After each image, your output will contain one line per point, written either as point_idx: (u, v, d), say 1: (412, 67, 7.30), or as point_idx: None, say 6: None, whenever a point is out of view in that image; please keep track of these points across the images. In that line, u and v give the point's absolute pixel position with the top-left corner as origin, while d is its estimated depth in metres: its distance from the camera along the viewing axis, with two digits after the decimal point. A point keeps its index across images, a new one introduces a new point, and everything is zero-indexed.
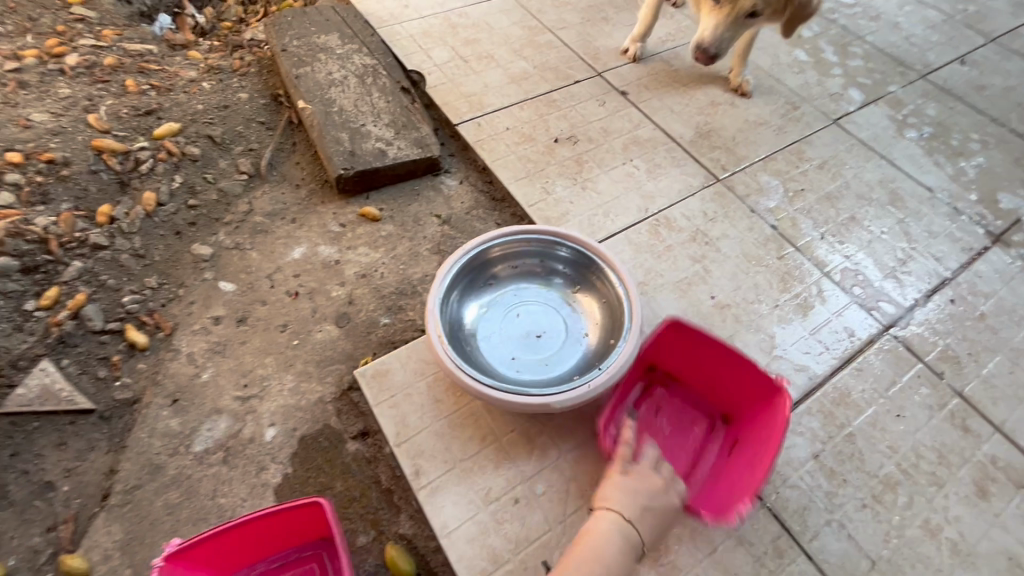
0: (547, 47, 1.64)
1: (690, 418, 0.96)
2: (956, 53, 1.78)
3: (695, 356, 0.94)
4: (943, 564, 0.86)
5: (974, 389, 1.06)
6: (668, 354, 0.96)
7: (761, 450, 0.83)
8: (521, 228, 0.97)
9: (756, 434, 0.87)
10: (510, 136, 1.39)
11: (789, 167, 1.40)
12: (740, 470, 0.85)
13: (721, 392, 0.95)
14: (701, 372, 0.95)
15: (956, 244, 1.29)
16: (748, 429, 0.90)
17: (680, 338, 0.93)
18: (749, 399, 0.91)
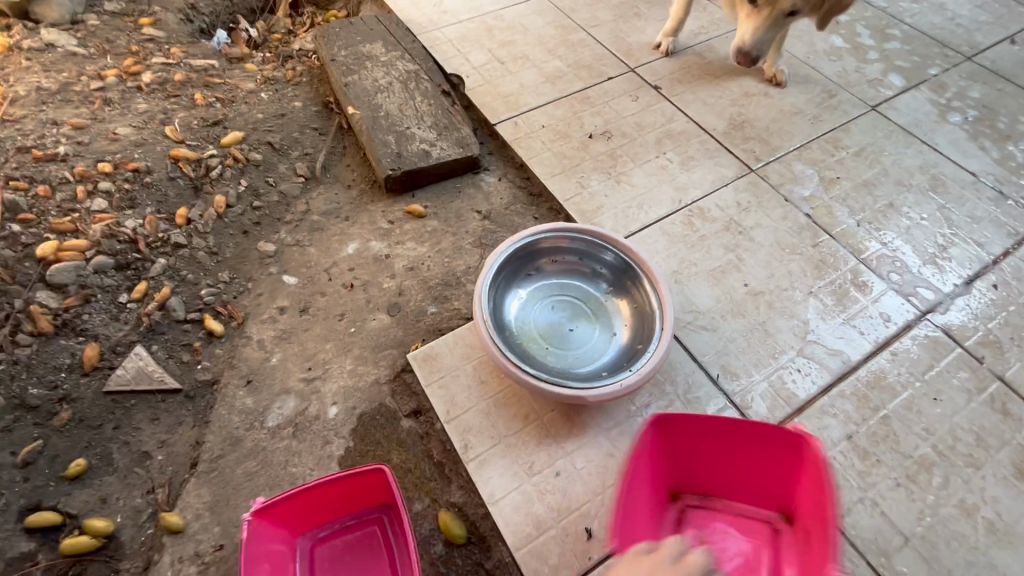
0: (580, 46, 1.68)
1: (741, 523, 0.90)
2: (1006, 32, 1.73)
3: (692, 450, 0.89)
4: (979, 542, 0.88)
5: (1016, 373, 1.06)
6: (677, 464, 0.90)
7: (819, 510, 0.78)
8: (567, 226, 1.03)
9: (803, 482, 0.83)
10: (545, 134, 1.45)
11: (825, 155, 1.40)
12: (819, 541, 0.78)
13: (750, 480, 0.89)
14: (715, 467, 0.90)
15: (1001, 229, 1.27)
16: (801, 501, 0.84)
17: (669, 441, 0.87)
18: (773, 467, 0.86)
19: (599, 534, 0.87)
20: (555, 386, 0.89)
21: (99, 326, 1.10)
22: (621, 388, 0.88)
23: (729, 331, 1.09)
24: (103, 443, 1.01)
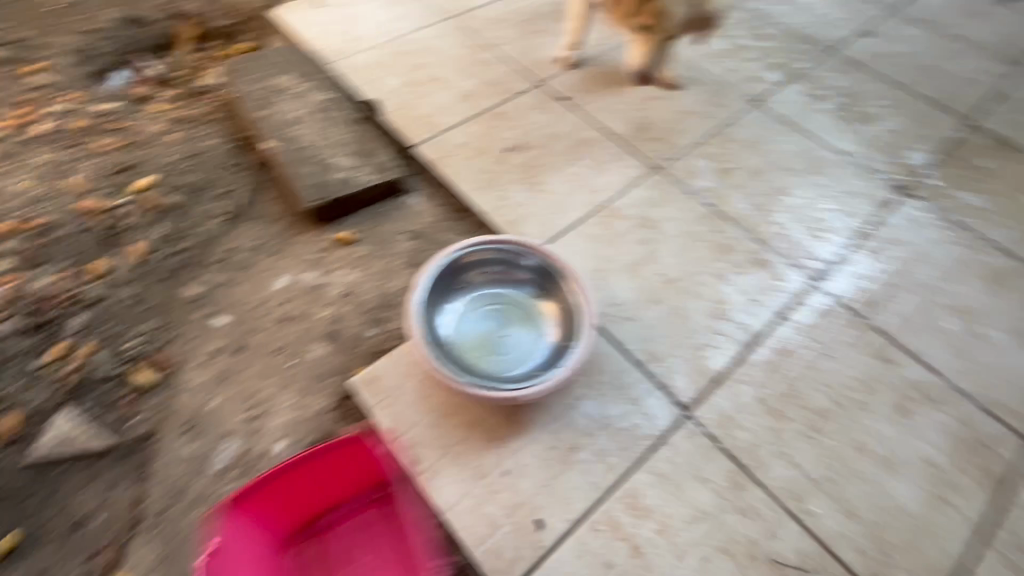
0: (490, 64, 1.76)
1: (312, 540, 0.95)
2: (862, 26, 1.97)
3: (305, 491, 0.92)
4: (873, 475, 1.01)
5: (892, 324, 1.21)
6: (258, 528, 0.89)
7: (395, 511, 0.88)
8: (491, 238, 1.08)
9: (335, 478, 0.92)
10: (464, 151, 1.51)
11: (719, 149, 1.55)
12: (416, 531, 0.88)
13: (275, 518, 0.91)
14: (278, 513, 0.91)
15: (870, 200, 1.45)
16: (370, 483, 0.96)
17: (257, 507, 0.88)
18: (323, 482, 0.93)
19: (549, 523, 0.93)
20: (494, 391, 0.94)
21: (17, 394, 1.08)
22: (552, 385, 0.95)
23: (649, 318, 1.19)
24: (34, 513, 0.98)
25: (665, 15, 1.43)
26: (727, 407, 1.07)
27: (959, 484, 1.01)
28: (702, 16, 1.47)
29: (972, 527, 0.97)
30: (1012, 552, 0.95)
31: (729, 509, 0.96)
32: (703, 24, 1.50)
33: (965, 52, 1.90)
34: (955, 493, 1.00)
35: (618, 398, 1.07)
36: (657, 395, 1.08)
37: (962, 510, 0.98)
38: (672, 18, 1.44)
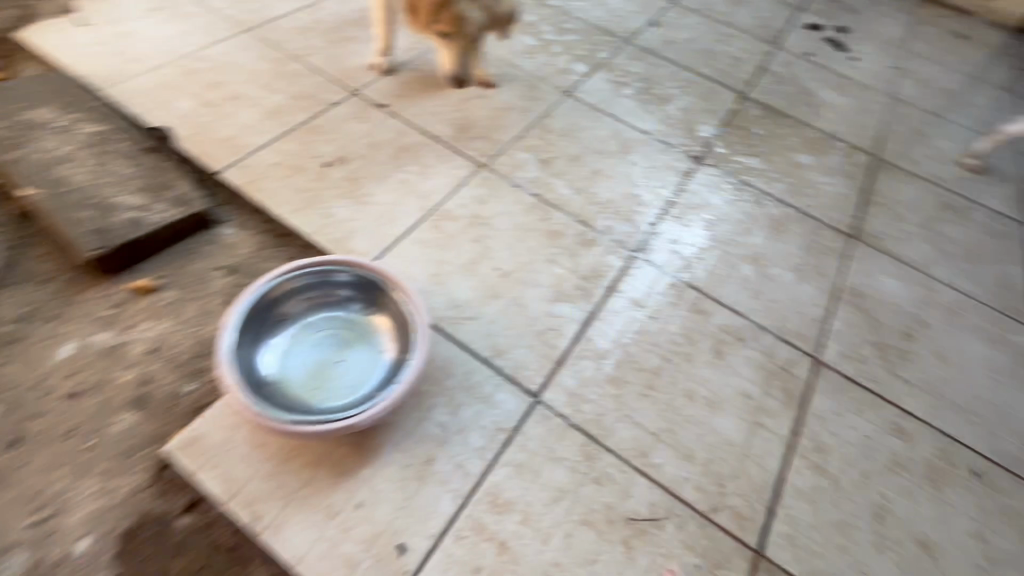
0: (298, 76, 1.65)
1: None
2: (648, 18, 2.22)
3: None
4: (703, 417, 1.12)
5: (702, 279, 1.37)
6: None
7: None
8: (308, 261, 1.01)
9: None
10: (278, 171, 1.40)
11: (539, 140, 1.62)
12: None
13: None
14: None
15: (673, 171, 1.62)
16: None
17: None
18: None
19: (411, 545, 0.90)
20: (333, 424, 0.87)
21: None
22: (389, 403, 0.91)
23: (490, 314, 1.20)
24: None
25: (467, 19, 1.46)
26: (573, 384, 1.12)
27: (769, 407, 1.16)
28: (500, 17, 1.52)
29: (784, 442, 1.12)
30: (816, 454, 1.11)
31: (585, 481, 1.00)
32: (502, 26, 1.56)
33: (730, 39, 2.23)
34: (767, 416, 1.15)
35: (468, 399, 1.07)
36: (506, 388, 1.10)
37: (774, 429, 1.13)
38: (472, 21, 1.47)
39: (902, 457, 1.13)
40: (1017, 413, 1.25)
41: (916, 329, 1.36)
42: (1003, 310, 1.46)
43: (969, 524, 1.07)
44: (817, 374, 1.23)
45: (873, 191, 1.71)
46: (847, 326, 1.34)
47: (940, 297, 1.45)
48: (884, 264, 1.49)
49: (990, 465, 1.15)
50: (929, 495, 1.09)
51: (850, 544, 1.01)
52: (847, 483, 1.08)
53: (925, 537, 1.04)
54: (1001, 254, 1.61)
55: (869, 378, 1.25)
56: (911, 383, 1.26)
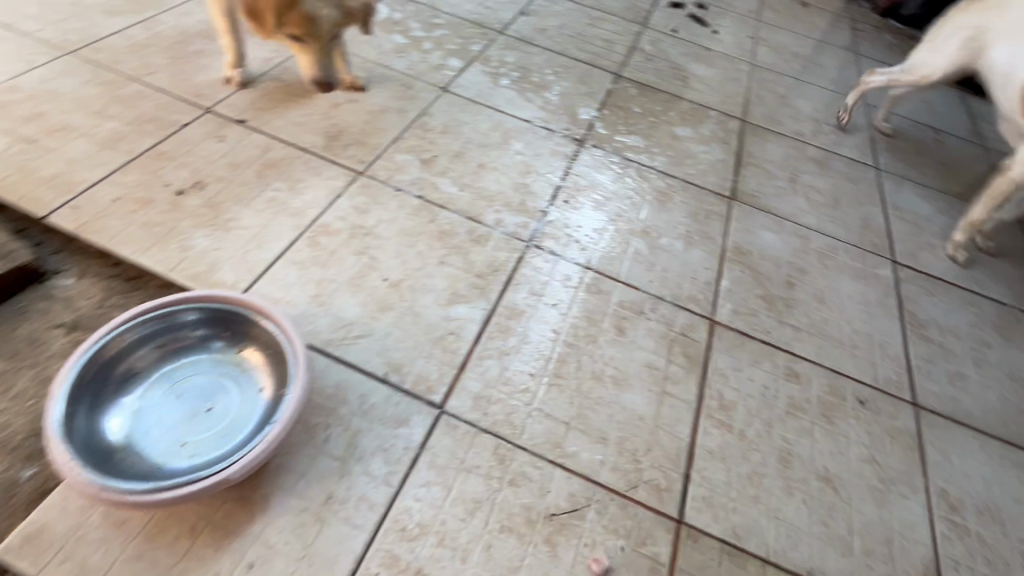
0: (137, 98, 1.47)
1: None
2: (519, 8, 2.23)
3: None
4: (612, 396, 1.12)
5: (597, 259, 1.37)
6: None
7: None
8: (156, 303, 0.90)
9: None
10: (120, 206, 1.22)
11: (418, 140, 1.55)
12: None
13: None
14: None
15: (559, 156, 1.62)
16: None
17: None
18: None
19: None
20: (212, 473, 0.77)
21: None
22: (266, 446, 0.81)
23: (383, 328, 1.13)
24: None
25: (319, 18, 1.29)
26: (478, 387, 1.08)
27: (673, 375, 1.18)
28: (353, 9, 1.35)
29: (691, 406, 1.14)
30: (721, 413, 1.14)
31: (501, 486, 0.96)
32: (361, 20, 1.40)
33: (599, 23, 2.28)
34: (673, 383, 1.17)
35: (366, 424, 0.99)
36: (407, 404, 1.03)
37: (681, 395, 1.15)
38: (322, 16, 1.30)
39: (798, 399, 1.19)
40: (889, 340, 1.36)
41: (797, 277, 1.45)
42: (867, 247, 1.59)
43: (861, 450, 1.14)
44: (714, 335, 1.27)
45: (745, 154, 1.81)
46: (736, 284, 1.39)
47: (813, 244, 1.55)
48: (762, 220, 1.58)
49: (872, 392, 1.24)
50: (825, 431, 1.15)
51: (761, 493, 1.04)
52: (753, 434, 1.12)
53: (826, 471, 1.09)
54: (860, 197, 1.76)
55: (760, 330, 1.31)
56: (798, 329, 1.33)
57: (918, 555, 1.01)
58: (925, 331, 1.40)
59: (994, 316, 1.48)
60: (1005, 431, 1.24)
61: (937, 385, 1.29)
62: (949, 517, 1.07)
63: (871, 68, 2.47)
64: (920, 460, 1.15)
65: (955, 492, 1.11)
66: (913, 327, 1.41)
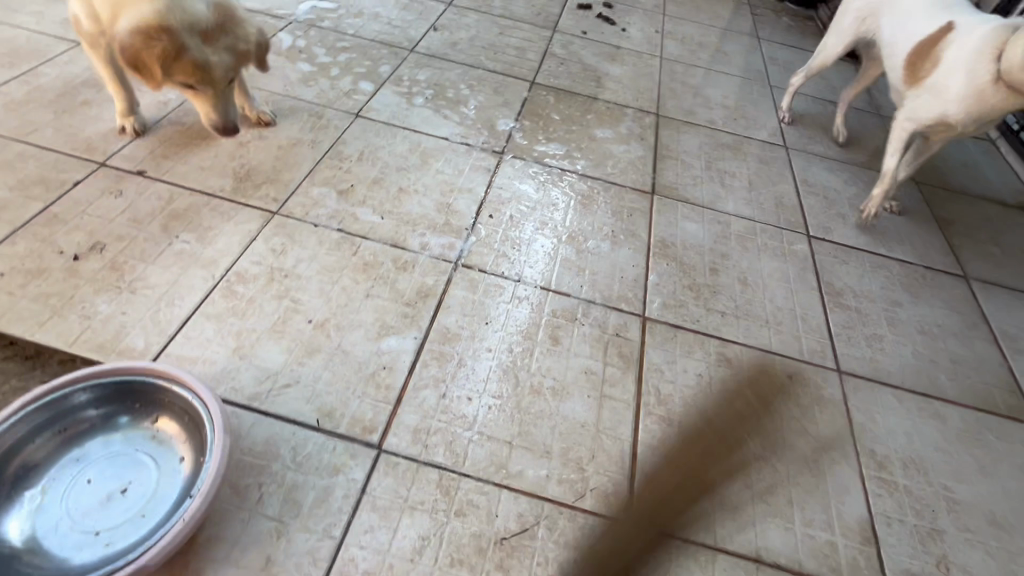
0: (19, 160, 1.37)
1: None
2: (429, 23, 2.23)
3: None
4: (553, 408, 1.13)
5: (527, 271, 1.38)
6: None
7: None
8: (48, 387, 0.83)
9: None
10: (9, 281, 1.14)
11: (334, 170, 1.51)
12: None
13: None
14: None
15: (480, 170, 1.61)
16: None
17: None
18: None
19: None
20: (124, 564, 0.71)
21: None
22: (185, 524, 0.76)
23: (311, 373, 1.09)
24: None
25: (213, 67, 1.18)
26: (417, 420, 1.06)
27: (610, 377, 1.20)
28: (246, 50, 1.24)
29: (630, 405, 1.16)
30: (659, 408, 1.17)
31: (447, 518, 0.95)
32: (257, 59, 1.30)
33: (510, 31, 2.30)
34: (611, 386, 1.19)
35: (301, 476, 0.96)
36: (343, 448, 1.00)
37: (619, 397, 1.17)
38: (214, 63, 1.18)
39: (731, 383, 1.24)
40: (810, 312, 1.43)
41: (721, 263, 1.50)
42: (783, 225, 1.66)
43: (794, 424, 1.19)
44: (647, 331, 1.30)
45: (662, 147, 1.86)
46: (664, 278, 1.43)
47: (733, 228, 1.61)
48: (683, 211, 1.63)
49: (799, 365, 1.30)
50: (759, 410, 1.20)
51: (704, 482, 1.07)
52: (691, 424, 1.15)
53: (764, 449, 1.14)
54: (772, 177, 1.84)
55: (690, 320, 1.34)
56: (726, 313, 1.38)
57: (855, 517, 1.07)
58: (842, 299, 1.48)
59: (902, 275, 1.59)
60: (921, 383, 1.32)
61: (856, 349, 1.37)
62: (879, 475, 1.14)
63: (773, 51, 2.60)
64: (848, 424, 1.21)
65: (881, 450, 1.18)
66: (831, 296, 1.48)
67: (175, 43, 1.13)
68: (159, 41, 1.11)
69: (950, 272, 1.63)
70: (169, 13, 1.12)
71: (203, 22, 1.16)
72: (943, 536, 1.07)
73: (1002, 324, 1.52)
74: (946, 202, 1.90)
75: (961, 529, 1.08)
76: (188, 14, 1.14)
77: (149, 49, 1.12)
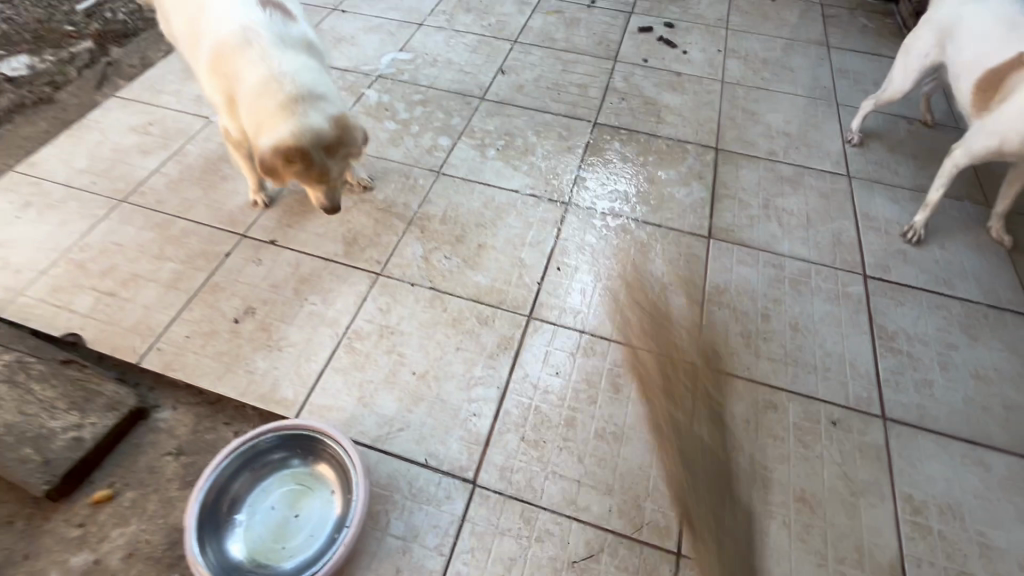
0: (185, 235, 1.73)
1: None
2: (496, 66, 2.41)
3: None
4: (613, 450, 1.34)
5: (591, 322, 1.57)
6: None
7: None
8: (243, 440, 1.16)
9: None
10: (192, 342, 1.50)
11: (423, 231, 1.77)
12: None
13: None
14: None
15: (547, 223, 1.81)
16: None
17: None
18: None
19: None
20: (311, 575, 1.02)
21: None
22: (345, 547, 1.06)
23: (418, 418, 1.37)
24: None
25: (331, 169, 1.44)
26: (502, 459, 1.32)
27: (666, 421, 1.39)
28: (356, 150, 1.49)
29: (682, 448, 1.35)
30: (708, 451, 1.35)
31: (529, 543, 1.20)
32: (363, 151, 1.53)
33: (572, 66, 2.43)
34: (665, 430, 1.38)
35: (417, 504, 1.25)
36: (447, 483, 1.28)
37: (673, 440, 1.36)
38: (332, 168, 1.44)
39: (777, 428, 1.39)
40: (860, 357, 1.53)
41: (772, 309, 1.62)
42: (839, 265, 1.74)
43: (834, 468, 1.33)
44: (699, 379, 1.47)
45: (719, 185, 1.96)
46: (717, 325, 1.58)
47: (787, 271, 1.71)
48: (738, 255, 1.75)
49: (843, 411, 1.42)
50: (802, 455, 1.35)
51: (746, 520, 1.25)
52: (737, 467, 1.33)
53: (804, 492, 1.29)
54: (831, 211, 1.89)
55: (740, 367, 1.50)
56: (775, 360, 1.51)
57: (885, 557, 1.21)
58: (894, 342, 1.56)
59: (961, 316, 1.63)
60: (969, 429, 1.40)
61: (903, 394, 1.46)
62: (913, 519, 1.26)
63: (842, 60, 2.55)
64: (887, 469, 1.33)
65: (919, 495, 1.30)
66: (882, 340, 1.57)
67: (307, 160, 1.39)
68: (295, 160, 1.38)
69: (1015, 310, 1.65)
70: (300, 133, 1.38)
71: (326, 137, 1.40)
72: None
73: None
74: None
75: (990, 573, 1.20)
76: (315, 133, 1.39)
77: (286, 165, 1.39)
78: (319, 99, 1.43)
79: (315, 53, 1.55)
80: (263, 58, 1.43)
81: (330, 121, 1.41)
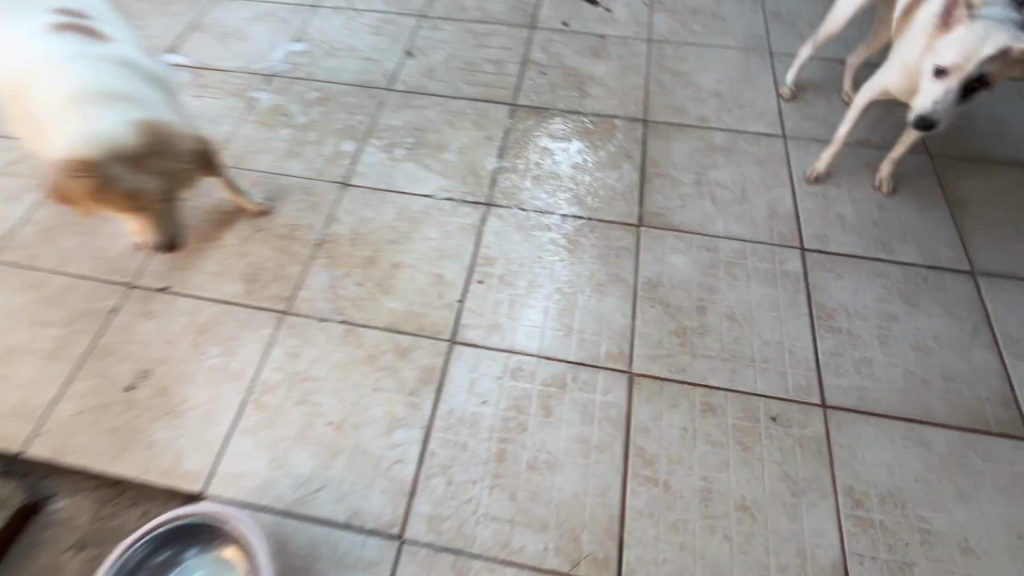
0: (65, 293, 1.55)
1: None
2: (403, 48, 2.19)
3: None
4: (547, 481, 1.27)
5: (518, 338, 1.47)
6: None
7: None
8: (138, 536, 1.07)
9: None
10: (83, 418, 1.36)
11: (331, 255, 1.62)
12: None
13: None
14: None
15: (467, 229, 1.67)
16: None
17: None
18: None
19: None
20: None
21: None
22: None
23: (337, 474, 1.28)
24: None
25: (146, 188, 1.26)
26: (431, 508, 1.24)
27: (602, 441, 1.32)
28: (178, 162, 1.31)
29: (619, 469, 1.29)
30: (646, 468, 1.29)
31: None
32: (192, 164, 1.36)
33: (487, 39, 2.22)
34: (600, 451, 1.31)
35: (342, 572, 1.17)
36: (373, 542, 1.20)
37: (609, 461, 1.30)
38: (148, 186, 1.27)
39: (716, 433, 1.33)
40: (799, 342, 1.46)
41: (707, 300, 1.53)
42: (776, 241, 1.65)
43: (775, 469, 1.29)
44: (633, 389, 1.39)
45: (649, 164, 1.83)
46: (650, 325, 1.49)
47: (722, 254, 1.62)
48: (671, 242, 1.64)
49: (783, 404, 1.37)
50: (741, 459, 1.30)
51: (686, 539, 1.21)
52: (676, 482, 1.27)
53: (745, 499, 1.25)
54: (767, 180, 1.78)
55: (676, 370, 1.42)
56: (711, 357, 1.44)
57: (827, 558, 1.18)
58: (833, 321, 1.50)
59: (900, 282, 1.57)
60: (909, 407, 1.37)
61: (844, 377, 1.41)
62: (855, 513, 1.23)
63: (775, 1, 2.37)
64: (828, 462, 1.29)
65: (860, 486, 1.26)
66: (821, 320, 1.50)
67: (103, 176, 1.19)
68: (85, 177, 1.17)
69: (955, 269, 1.59)
70: (93, 149, 1.17)
71: (129, 150, 1.21)
72: (915, 568, 1.17)
73: (1005, 325, 1.50)
74: (962, 176, 1.79)
75: (932, 560, 1.18)
76: (111, 146, 1.18)
77: (87, 190, 1.20)
78: (117, 107, 1.22)
79: (133, 65, 1.30)
80: (46, 74, 1.21)
81: (131, 128, 1.20)
